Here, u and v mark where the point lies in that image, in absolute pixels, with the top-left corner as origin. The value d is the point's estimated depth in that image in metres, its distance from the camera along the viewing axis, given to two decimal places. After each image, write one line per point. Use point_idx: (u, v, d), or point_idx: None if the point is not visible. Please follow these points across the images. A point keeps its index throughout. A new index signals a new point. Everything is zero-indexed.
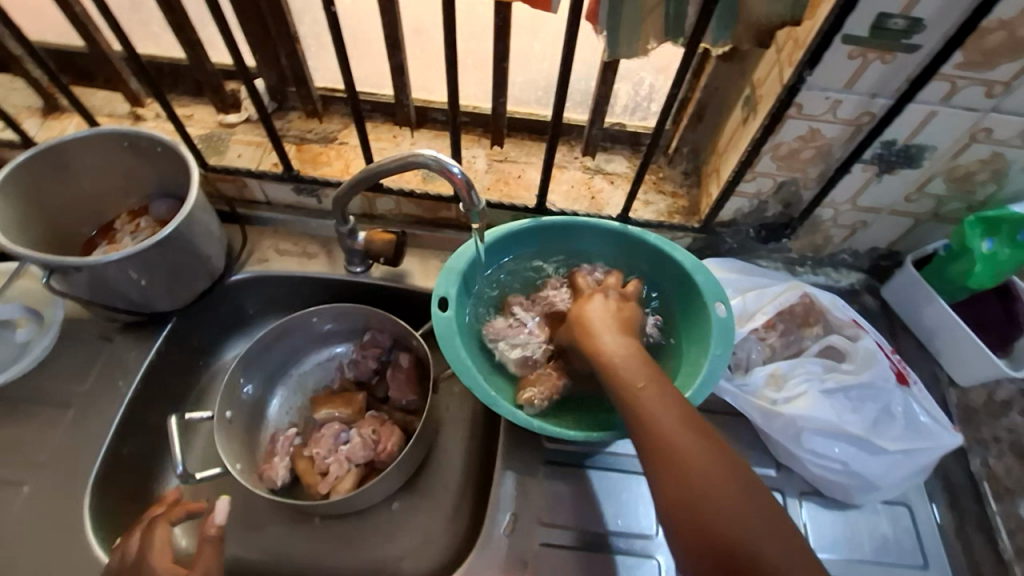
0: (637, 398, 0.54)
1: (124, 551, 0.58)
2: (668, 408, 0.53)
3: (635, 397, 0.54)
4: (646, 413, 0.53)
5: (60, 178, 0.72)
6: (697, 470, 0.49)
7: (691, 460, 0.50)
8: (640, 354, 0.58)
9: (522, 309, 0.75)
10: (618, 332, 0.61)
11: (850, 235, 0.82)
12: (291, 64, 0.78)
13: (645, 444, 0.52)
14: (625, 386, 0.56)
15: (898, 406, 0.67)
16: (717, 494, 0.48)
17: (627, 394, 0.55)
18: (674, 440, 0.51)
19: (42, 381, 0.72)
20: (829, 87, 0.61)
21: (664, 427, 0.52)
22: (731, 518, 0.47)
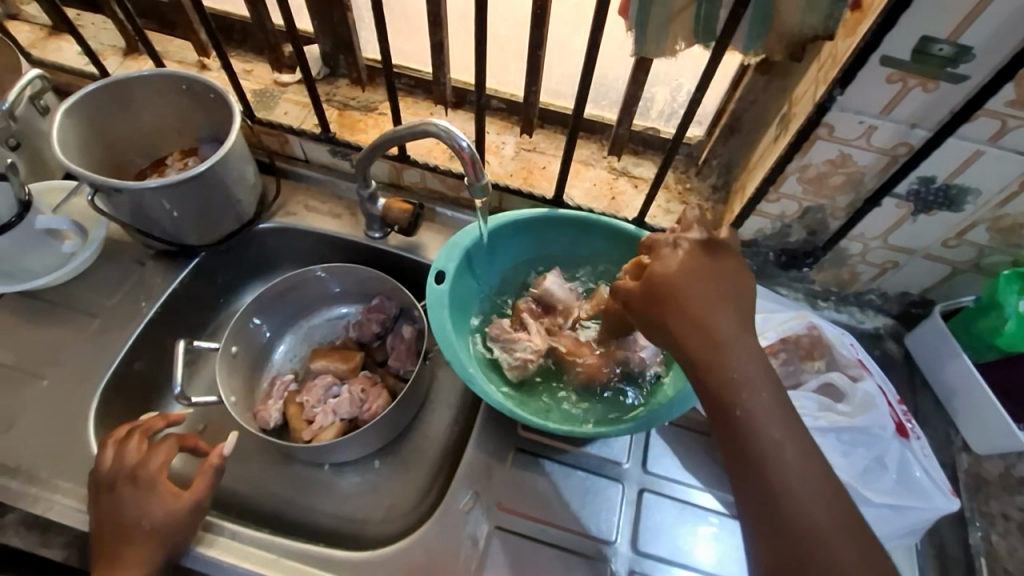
0: (731, 394, 0.45)
1: (111, 451, 0.63)
2: (770, 410, 0.44)
3: (729, 396, 0.45)
4: (732, 399, 0.45)
5: (122, 110, 0.79)
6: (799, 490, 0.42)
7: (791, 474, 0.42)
8: (731, 321, 0.47)
9: (523, 314, 0.75)
10: (712, 296, 0.48)
11: (879, 275, 0.77)
12: (342, 31, 0.82)
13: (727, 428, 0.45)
14: (716, 379, 0.45)
15: (893, 458, 0.63)
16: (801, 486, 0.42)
17: (717, 390, 0.45)
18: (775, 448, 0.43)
19: (79, 290, 0.80)
20: (864, 110, 0.58)
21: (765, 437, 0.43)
22: (803, 505, 0.42)
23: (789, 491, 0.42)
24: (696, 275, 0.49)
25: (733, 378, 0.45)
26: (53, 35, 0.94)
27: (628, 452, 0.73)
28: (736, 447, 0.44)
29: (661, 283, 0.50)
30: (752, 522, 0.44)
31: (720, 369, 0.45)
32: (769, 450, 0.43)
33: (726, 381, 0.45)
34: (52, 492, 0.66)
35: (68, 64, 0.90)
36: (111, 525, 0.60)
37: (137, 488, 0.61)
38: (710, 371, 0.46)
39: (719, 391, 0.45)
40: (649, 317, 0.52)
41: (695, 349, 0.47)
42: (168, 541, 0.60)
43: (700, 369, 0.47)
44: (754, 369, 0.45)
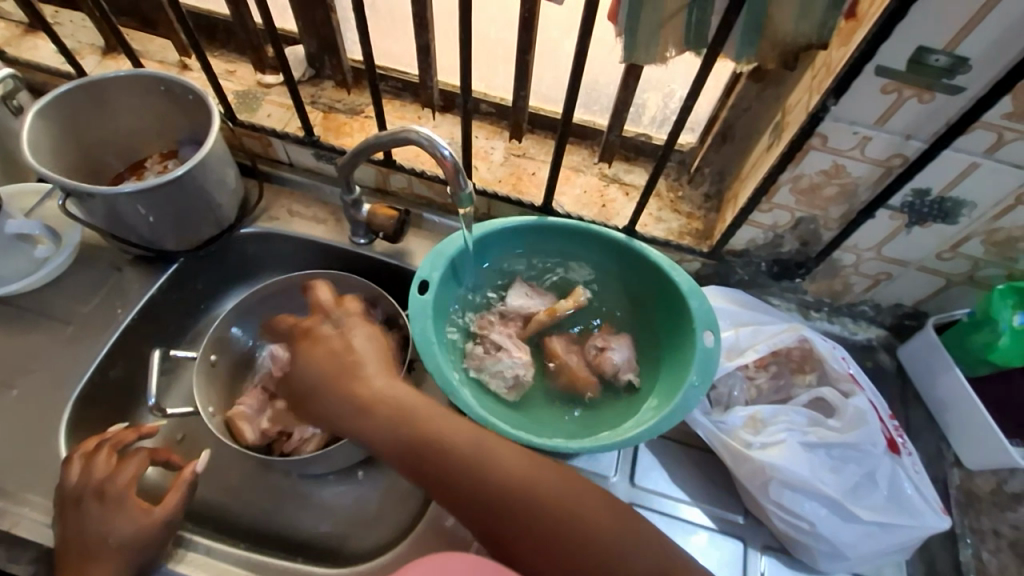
0: (473, 466, 0.55)
1: (77, 465, 0.61)
2: (454, 440, 0.57)
3: (468, 470, 0.55)
4: (431, 469, 0.56)
5: (99, 111, 0.77)
6: (536, 506, 0.53)
7: (530, 493, 0.54)
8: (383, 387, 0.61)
9: (493, 329, 0.74)
10: (375, 360, 0.64)
11: (873, 287, 0.76)
12: (326, 32, 0.80)
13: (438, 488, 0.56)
14: (441, 467, 0.56)
15: (883, 474, 0.61)
16: (517, 490, 0.54)
17: (450, 476, 0.55)
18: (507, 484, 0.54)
19: (53, 296, 0.77)
20: (858, 120, 0.57)
21: (500, 479, 0.54)
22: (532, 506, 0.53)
23: (519, 499, 0.53)
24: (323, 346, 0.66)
25: (457, 452, 0.56)
26: (30, 33, 0.92)
27: (616, 465, 0.71)
28: (485, 510, 0.54)
29: (319, 381, 0.64)
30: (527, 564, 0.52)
31: (444, 450, 0.56)
32: (469, 476, 0.55)
33: (450, 460, 0.56)
34: (21, 506, 0.63)
35: (44, 63, 0.88)
36: (76, 543, 0.58)
37: (104, 505, 0.59)
38: (439, 454, 0.56)
39: (451, 475, 0.55)
40: (375, 433, 0.59)
41: (422, 445, 0.57)
42: (135, 560, 0.58)
43: (425, 457, 0.57)
44: (462, 436, 0.57)
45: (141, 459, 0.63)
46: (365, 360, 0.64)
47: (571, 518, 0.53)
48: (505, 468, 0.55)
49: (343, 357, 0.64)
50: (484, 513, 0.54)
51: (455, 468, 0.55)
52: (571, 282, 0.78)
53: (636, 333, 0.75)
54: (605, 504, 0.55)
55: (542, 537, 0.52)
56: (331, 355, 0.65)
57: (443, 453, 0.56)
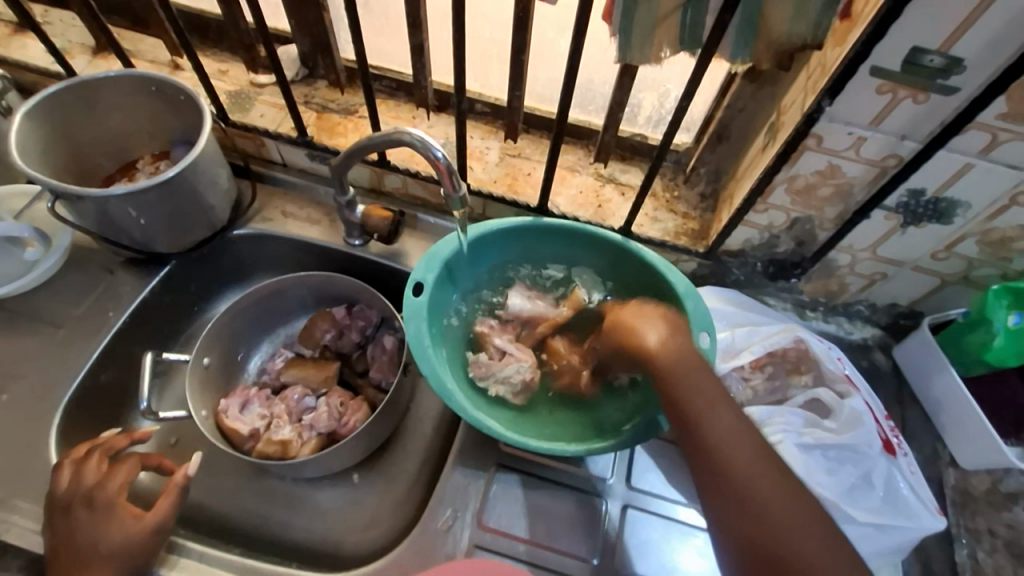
0: (716, 447, 0.48)
1: (68, 472, 0.60)
2: (745, 457, 0.48)
3: (698, 411, 0.50)
4: (693, 425, 0.50)
5: (89, 112, 0.76)
6: (750, 483, 0.47)
7: (752, 494, 0.46)
8: (695, 365, 0.53)
9: (495, 335, 0.74)
10: (668, 336, 0.56)
11: (868, 286, 0.76)
12: (319, 32, 0.79)
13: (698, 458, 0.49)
14: (694, 418, 0.50)
15: (879, 475, 0.61)
16: (750, 492, 0.46)
17: (685, 404, 0.51)
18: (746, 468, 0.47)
19: (43, 299, 0.77)
20: (853, 121, 0.57)
21: (739, 469, 0.47)
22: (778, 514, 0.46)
23: (762, 505, 0.46)
24: (645, 322, 0.58)
25: (705, 404, 0.50)
26: (19, 32, 0.91)
27: (611, 467, 0.71)
28: (720, 499, 0.47)
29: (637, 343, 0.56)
30: (719, 518, 0.48)
31: (680, 383, 0.52)
32: (753, 484, 0.47)
33: (691, 405, 0.51)
34: (11, 513, 0.63)
35: (33, 63, 0.87)
36: (65, 551, 0.57)
37: (94, 512, 0.58)
38: (676, 388, 0.52)
39: (704, 435, 0.49)
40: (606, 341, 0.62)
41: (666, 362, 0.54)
42: (125, 568, 0.57)
43: (678, 403, 0.51)
44: (740, 438, 0.49)
45: (131, 465, 0.62)
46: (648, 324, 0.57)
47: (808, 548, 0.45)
48: (721, 434, 0.49)
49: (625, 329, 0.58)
50: (697, 456, 0.49)
51: (716, 449, 0.48)
52: (568, 281, 0.78)
53: None
54: (801, 498, 0.46)
55: (740, 505, 0.46)
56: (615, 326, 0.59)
57: (714, 434, 0.49)
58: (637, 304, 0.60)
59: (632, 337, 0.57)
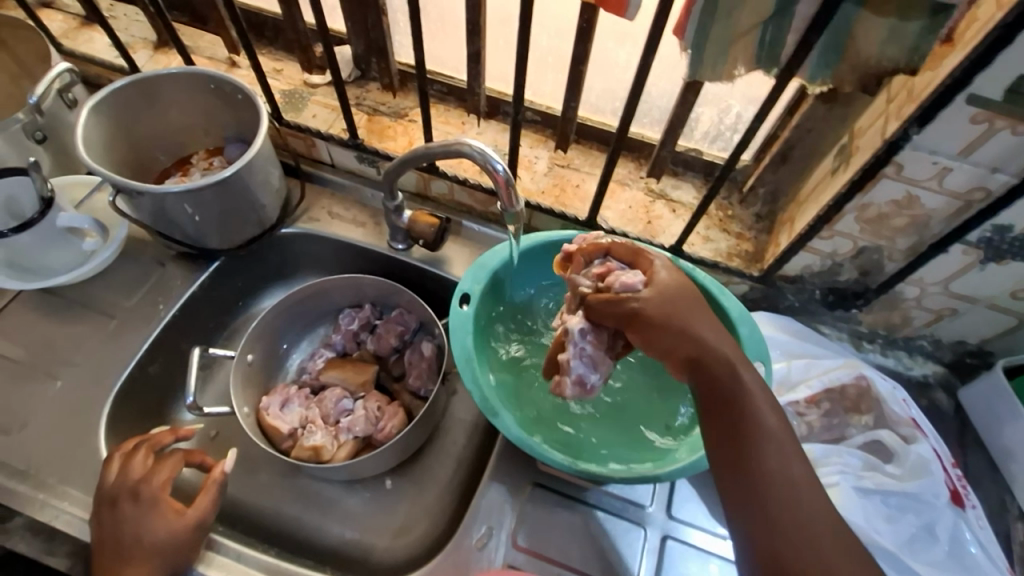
0: (777, 458, 0.46)
1: (116, 464, 0.62)
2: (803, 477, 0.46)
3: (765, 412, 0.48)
4: (765, 431, 0.47)
5: (149, 107, 0.77)
6: (800, 499, 0.45)
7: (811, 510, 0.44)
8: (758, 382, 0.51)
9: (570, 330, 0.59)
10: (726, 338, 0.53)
11: (934, 322, 0.72)
12: (376, 35, 0.78)
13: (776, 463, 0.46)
14: (751, 422, 0.47)
15: (944, 528, 0.58)
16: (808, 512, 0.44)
17: (735, 402, 0.48)
18: (792, 475, 0.45)
19: (96, 288, 0.78)
20: (939, 150, 0.53)
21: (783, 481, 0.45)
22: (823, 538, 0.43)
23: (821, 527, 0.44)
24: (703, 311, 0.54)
25: (755, 407, 0.48)
26: (87, 26, 0.93)
27: (653, 494, 0.69)
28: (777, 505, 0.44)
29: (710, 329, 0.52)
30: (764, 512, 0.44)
31: (731, 378, 0.49)
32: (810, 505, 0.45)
33: (752, 412, 0.48)
34: (60, 500, 0.64)
35: (99, 56, 0.90)
36: (111, 544, 0.58)
37: (140, 505, 0.59)
38: (733, 382, 0.49)
39: (748, 445, 0.46)
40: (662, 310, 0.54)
41: (714, 351, 0.51)
42: (168, 563, 0.58)
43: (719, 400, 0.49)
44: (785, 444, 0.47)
45: (176, 461, 0.63)
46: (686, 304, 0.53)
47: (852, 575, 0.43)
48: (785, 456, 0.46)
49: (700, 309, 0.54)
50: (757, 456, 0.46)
51: (760, 463, 0.46)
52: None
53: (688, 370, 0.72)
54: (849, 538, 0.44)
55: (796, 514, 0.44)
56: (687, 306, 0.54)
57: (763, 446, 0.46)
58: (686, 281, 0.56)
59: (671, 316, 0.53)
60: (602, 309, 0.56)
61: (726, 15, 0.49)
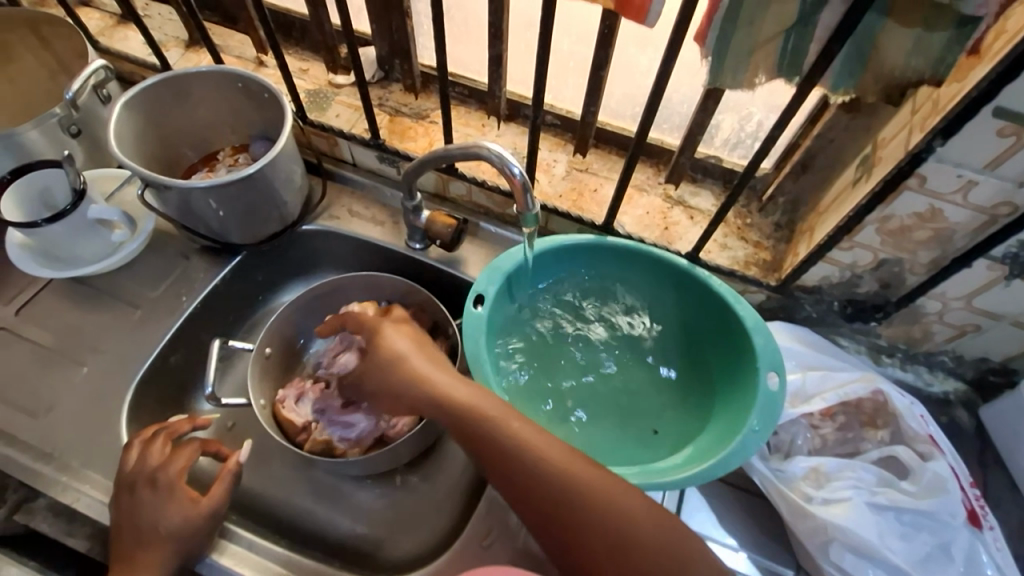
0: (526, 475, 0.53)
1: (136, 451, 0.63)
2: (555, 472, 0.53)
3: (500, 447, 0.54)
4: (512, 459, 0.54)
5: (179, 105, 0.80)
6: (575, 501, 0.52)
7: (594, 510, 0.51)
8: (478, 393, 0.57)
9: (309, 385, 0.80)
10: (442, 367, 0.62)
11: (956, 337, 0.70)
12: (401, 37, 0.80)
13: (534, 483, 0.53)
14: (496, 455, 0.54)
15: (960, 548, 0.57)
16: (593, 505, 0.51)
17: (497, 453, 0.54)
18: (568, 491, 0.52)
19: (123, 278, 0.80)
20: (964, 163, 0.52)
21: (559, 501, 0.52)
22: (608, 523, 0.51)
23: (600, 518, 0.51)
24: (403, 340, 0.65)
25: (495, 436, 0.54)
26: (123, 24, 0.97)
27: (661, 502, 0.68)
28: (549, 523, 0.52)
29: (405, 372, 0.62)
30: (550, 536, 0.53)
31: (477, 417, 0.55)
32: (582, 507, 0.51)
33: (501, 451, 0.54)
34: (81, 483, 0.65)
35: (133, 54, 0.93)
36: (130, 528, 0.60)
37: (157, 492, 0.61)
38: (466, 422, 0.56)
39: (513, 484, 0.53)
40: (398, 380, 0.61)
41: (425, 395, 0.59)
42: (182, 549, 0.60)
43: (481, 451, 0.55)
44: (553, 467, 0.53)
45: (192, 451, 0.65)
46: (402, 345, 0.64)
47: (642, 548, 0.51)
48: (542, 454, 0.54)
49: (400, 364, 0.62)
50: (515, 492, 0.54)
51: (530, 489, 0.53)
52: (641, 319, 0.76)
53: (706, 377, 0.71)
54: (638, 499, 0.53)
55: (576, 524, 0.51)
56: (389, 361, 0.63)
57: (526, 475, 0.53)
58: (398, 328, 0.66)
59: (387, 380, 0.63)
60: (371, 387, 0.65)
61: (748, 22, 0.49)
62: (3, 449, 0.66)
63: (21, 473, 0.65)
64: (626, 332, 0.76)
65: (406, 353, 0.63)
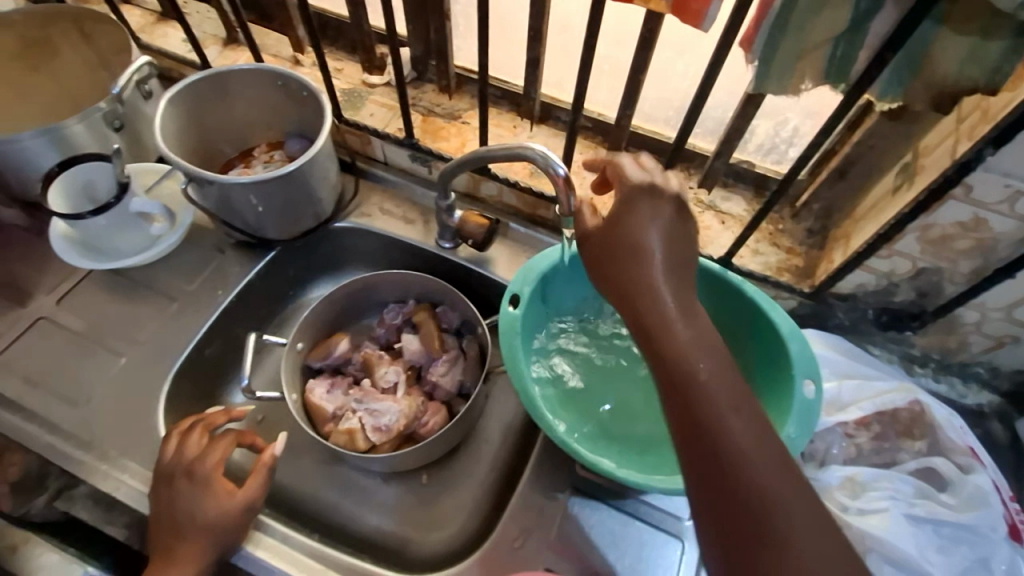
0: (729, 453, 0.42)
1: (173, 442, 0.64)
2: (762, 462, 0.42)
3: (720, 405, 0.43)
4: (717, 433, 0.42)
5: (219, 102, 0.81)
6: (773, 506, 0.40)
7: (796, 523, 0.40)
8: (707, 341, 0.46)
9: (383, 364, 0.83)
10: (672, 279, 0.48)
11: (993, 349, 0.70)
12: (438, 38, 0.81)
13: (729, 470, 0.41)
14: (707, 418, 0.43)
15: (1000, 562, 0.56)
16: (779, 517, 0.40)
17: (709, 415, 0.43)
18: (769, 483, 0.41)
19: (160, 271, 0.82)
20: (1013, 173, 0.52)
21: (755, 493, 0.41)
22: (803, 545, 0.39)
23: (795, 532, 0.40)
24: (627, 245, 0.49)
25: (710, 396, 0.43)
26: (162, 21, 0.98)
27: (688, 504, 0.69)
28: (744, 522, 0.40)
29: (627, 248, 0.49)
30: (716, 531, 0.42)
31: (688, 371, 0.44)
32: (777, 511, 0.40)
33: (719, 424, 0.42)
34: (120, 471, 0.66)
35: (172, 51, 0.94)
36: (168, 518, 0.61)
37: (194, 483, 0.61)
38: (684, 370, 0.45)
39: (710, 460, 0.42)
40: (626, 228, 0.50)
41: (634, 287, 0.48)
42: (220, 540, 0.61)
43: (680, 388, 0.44)
44: (756, 448, 0.42)
45: (228, 442, 0.65)
46: (656, 241, 0.49)
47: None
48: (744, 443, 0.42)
49: (632, 242, 0.49)
50: (703, 464, 0.42)
51: (730, 473, 0.41)
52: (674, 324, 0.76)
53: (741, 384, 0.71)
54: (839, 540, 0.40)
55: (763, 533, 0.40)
56: (628, 245, 0.49)
57: (728, 454, 0.42)
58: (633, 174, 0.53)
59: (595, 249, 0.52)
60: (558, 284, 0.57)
61: (799, 28, 0.49)
62: (45, 436, 0.67)
63: (61, 459, 0.66)
64: None
65: (630, 250, 0.49)
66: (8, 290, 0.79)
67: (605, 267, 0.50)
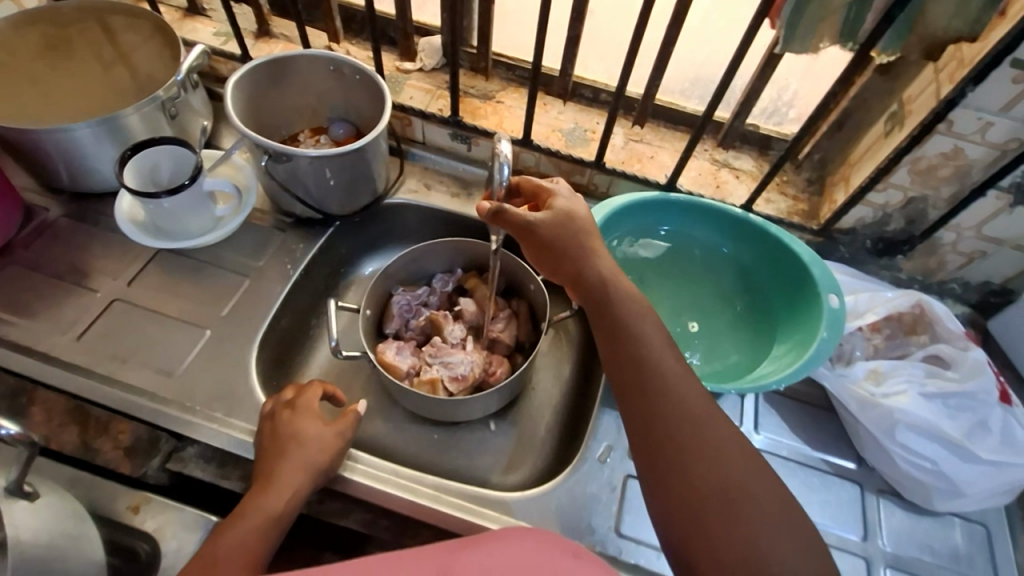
0: (652, 372, 0.59)
1: (280, 393, 0.69)
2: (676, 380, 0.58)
3: (640, 341, 0.61)
4: (643, 358, 0.60)
5: (272, 86, 0.86)
6: (686, 408, 0.57)
7: (700, 421, 0.56)
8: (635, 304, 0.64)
9: (448, 323, 0.88)
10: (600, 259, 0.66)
11: (966, 264, 0.84)
12: (481, 23, 0.89)
13: (651, 385, 0.58)
14: (635, 349, 0.60)
15: (996, 420, 0.69)
16: (686, 418, 0.56)
17: (634, 345, 0.60)
18: (678, 398, 0.57)
19: (224, 250, 0.85)
20: (984, 107, 0.66)
21: (677, 413, 0.56)
22: (706, 441, 0.55)
23: (697, 427, 0.56)
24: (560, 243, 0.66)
25: (640, 336, 0.61)
26: (189, 17, 1.02)
27: (740, 415, 0.78)
28: (660, 422, 0.56)
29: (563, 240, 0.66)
30: (639, 429, 0.58)
31: (625, 323, 0.62)
32: (686, 414, 0.57)
33: (642, 347, 0.60)
34: (228, 429, 0.69)
35: (206, 44, 0.97)
36: (270, 449, 0.64)
37: (295, 411, 0.66)
38: (618, 317, 0.62)
39: (641, 379, 0.59)
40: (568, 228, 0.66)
41: (581, 272, 0.65)
42: (305, 467, 0.63)
43: (620, 346, 0.61)
44: (673, 371, 0.59)
45: (317, 390, 0.69)
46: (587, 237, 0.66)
47: (733, 469, 0.54)
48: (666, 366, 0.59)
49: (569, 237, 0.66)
50: (631, 381, 0.59)
51: (657, 389, 0.58)
52: (721, 257, 0.87)
53: (776, 305, 0.82)
54: (732, 439, 0.56)
55: (675, 429, 0.56)
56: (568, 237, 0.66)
57: (652, 372, 0.59)
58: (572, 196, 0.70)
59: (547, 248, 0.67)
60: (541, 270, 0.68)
61: None
62: (148, 405, 0.70)
63: (170, 424, 0.69)
64: (714, 269, 0.87)
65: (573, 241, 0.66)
66: (75, 276, 0.80)
67: (558, 264, 0.67)
